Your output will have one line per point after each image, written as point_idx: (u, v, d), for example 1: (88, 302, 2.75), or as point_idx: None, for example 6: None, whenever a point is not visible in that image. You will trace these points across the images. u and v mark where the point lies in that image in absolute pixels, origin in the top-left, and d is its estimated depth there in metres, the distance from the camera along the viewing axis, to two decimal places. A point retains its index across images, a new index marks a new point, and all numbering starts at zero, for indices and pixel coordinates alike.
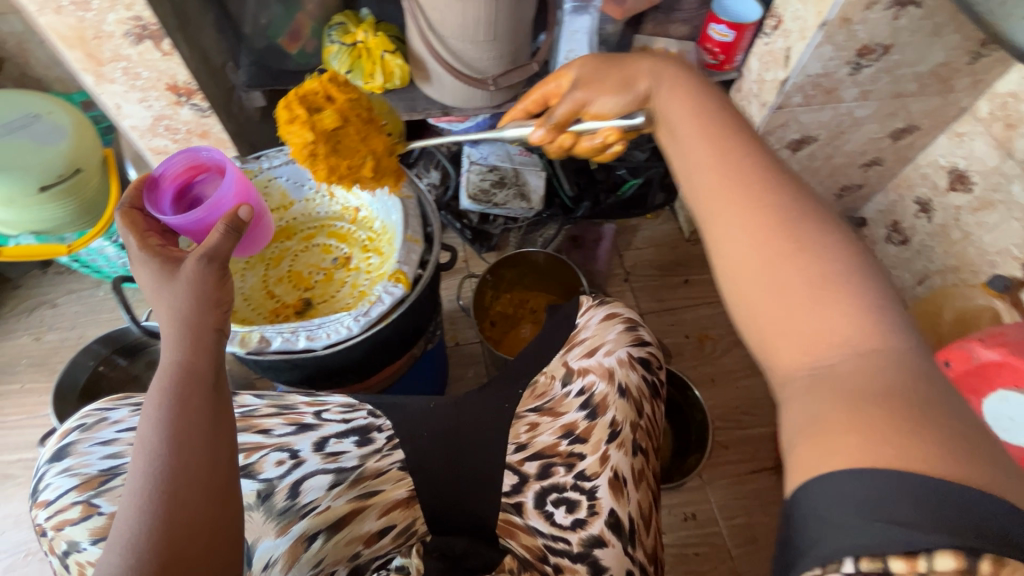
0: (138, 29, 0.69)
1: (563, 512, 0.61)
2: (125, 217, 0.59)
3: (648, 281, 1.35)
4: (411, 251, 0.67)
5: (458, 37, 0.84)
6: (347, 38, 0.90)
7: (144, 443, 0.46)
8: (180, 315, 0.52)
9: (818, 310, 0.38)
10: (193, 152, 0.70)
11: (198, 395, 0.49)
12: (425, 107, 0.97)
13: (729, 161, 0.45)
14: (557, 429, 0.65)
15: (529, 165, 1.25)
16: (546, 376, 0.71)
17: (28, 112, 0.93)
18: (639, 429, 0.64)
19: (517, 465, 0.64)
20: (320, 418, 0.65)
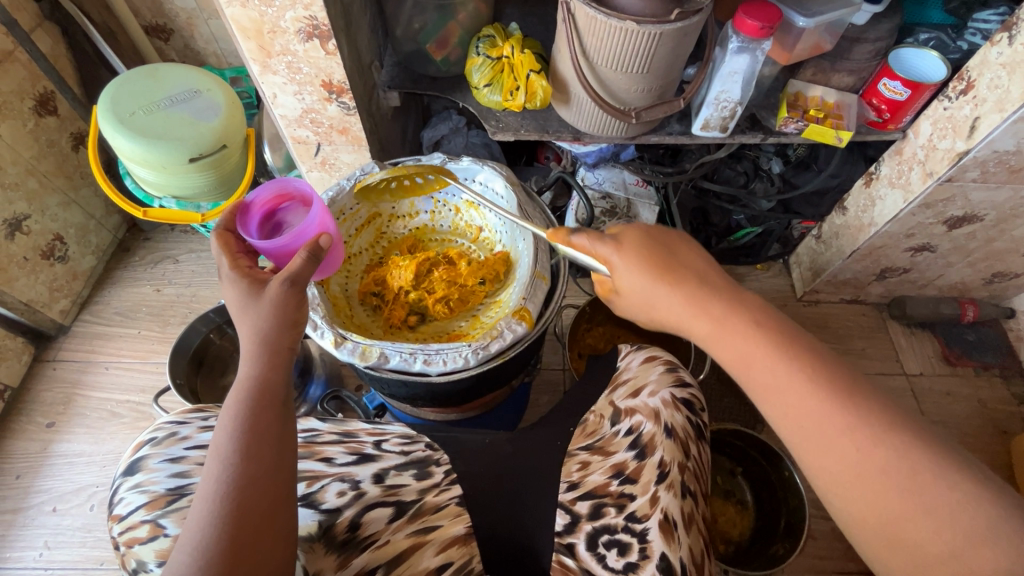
0: (310, 28, 0.71)
1: (614, 555, 0.49)
2: (220, 238, 0.61)
3: None
4: (537, 288, 0.66)
5: (610, 66, 0.81)
6: (496, 52, 0.90)
7: (215, 464, 0.46)
8: (262, 332, 0.53)
9: (928, 518, 0.42)
10: (283, 182, 0.72)
11: (271, 414, 0.50)
12: (556, 130, 0.95)
13: (814, 412, 0.47)
14: (607, 469, 0.54)
15: (642, 198, 1.21)
16: (595, 415, 0.60)
17: (190, 87, 1.00)
18: (688, 472, 0.53)
19: (569, 504, 0.52)
20: (380, 449, 0.58)
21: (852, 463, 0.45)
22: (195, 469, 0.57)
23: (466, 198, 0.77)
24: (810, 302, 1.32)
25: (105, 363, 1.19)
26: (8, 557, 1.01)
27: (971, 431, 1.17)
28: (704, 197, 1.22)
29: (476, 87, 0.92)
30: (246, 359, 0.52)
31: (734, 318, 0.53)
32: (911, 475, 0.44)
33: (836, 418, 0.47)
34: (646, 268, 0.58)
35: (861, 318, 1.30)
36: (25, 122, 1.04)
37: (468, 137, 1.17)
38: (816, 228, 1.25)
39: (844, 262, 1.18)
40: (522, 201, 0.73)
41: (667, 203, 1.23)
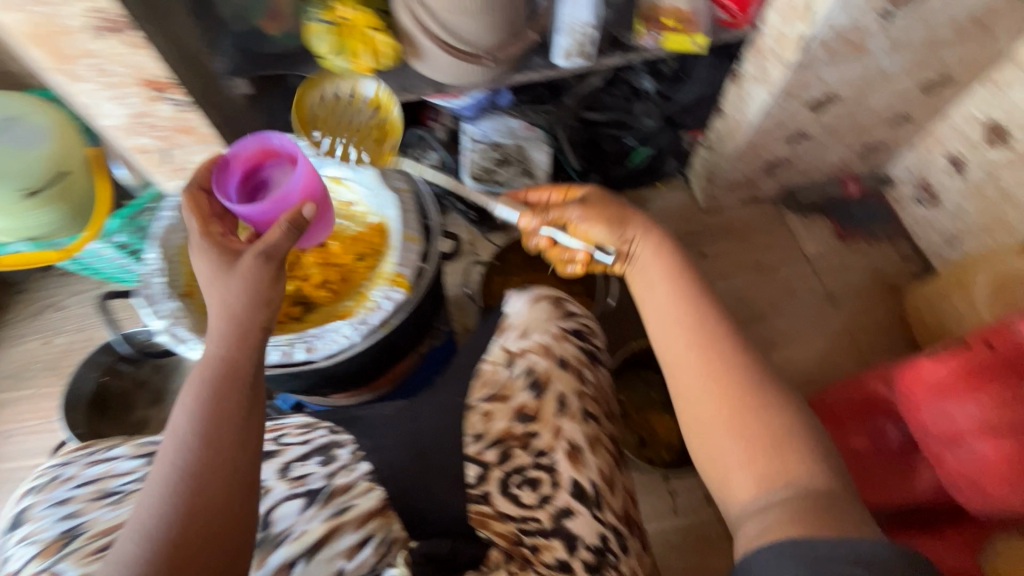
0: (103, 23, 0.64)
1: (528, 492, 0.50)
2: (191, 199, 0.61)
3: None
4: (410, 250, 0.66)
5: (449, 10, 0.78)
6: (331, 14, 0.83)
7: (181, 435, 0.49)
8: (231, 308, 0.54)
9: (746, 429, 0.58)
10: (266, 137, 0.67)
11: (236, 391, 0.52)
12: (418, 86, 0.92)
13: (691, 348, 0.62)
14: (510, 413, 0.52)
15: (532, 140, 1.19)
16: (491, 363, 0.55)
17: (5, 114, 0.89)
18: (586, 397, 0.54)
19: (477, 455, 0.52)
20: (280, 444, 0.56)
21: (719, 401, 0.60)
22: (86, 505, 0.55)
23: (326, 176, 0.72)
24: (713, 209, 1.37)
25: (7, 432, 1.10)
26: None
27: (868, 297, 1.28)
28: (591, 128, 1.21)
29: (323, 56, 0.86)
30: (217, 341, 0.54)
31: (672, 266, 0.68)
32: (757, 420, 0.58)
33: (705, 357, 0.62)
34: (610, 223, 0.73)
35: (760, 215, 1.36)
36: None
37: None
38: (703, 137, 1.28)
39: (732, 165, 1.22)
40: (383, 165, 0.71)
41: (557, 141, 1.21)
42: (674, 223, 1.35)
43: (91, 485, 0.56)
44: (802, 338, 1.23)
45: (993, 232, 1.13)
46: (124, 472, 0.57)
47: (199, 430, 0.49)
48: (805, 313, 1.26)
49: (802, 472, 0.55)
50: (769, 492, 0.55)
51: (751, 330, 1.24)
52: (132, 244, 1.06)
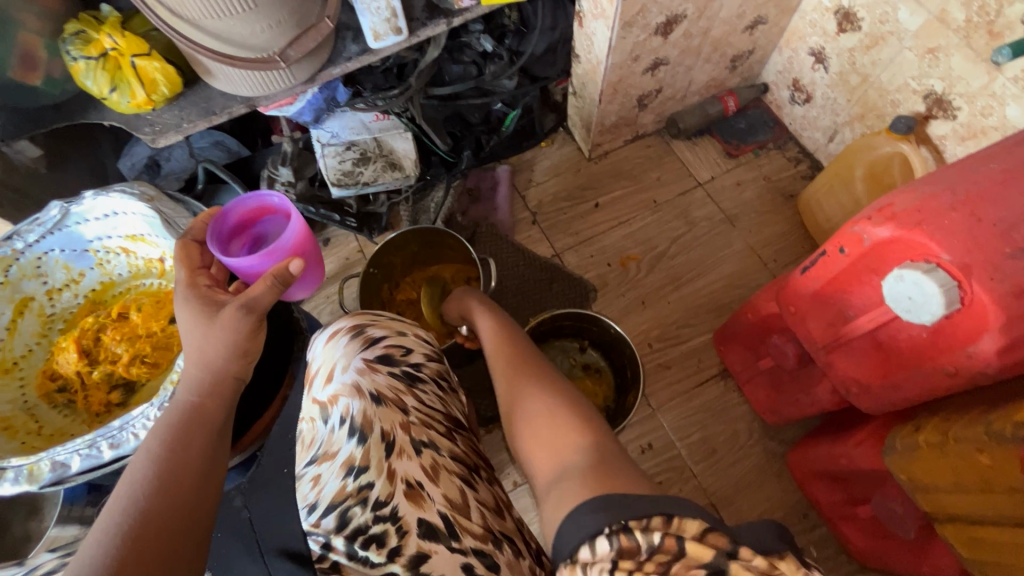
0: None
1: (375, 552, 0.47)
2: (182, 249, 0.62)
3: (559, 213, 1.27)
4: None
5: (208, 18, 0.67)
6: (97, 47, 0.72)
7: (132, 485, 0.44)
8: (209, 358, 0.54)
9: (551, 422, 0.50)
10: (264, 195, 0.74)
11: (204, 445, 0.49)
12: (224, 106, 0.83)
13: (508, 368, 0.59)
14: (338, 470, 0.50)
15: (390, 130, 1.12)
16: (308, 422, 0.55)
17: None
18: (413, 425, 0.52)
19: (312, 528, 0.49)
20: None
21: (529, 401, 0.53)
22: None
23: (123, 236, 0.72)
24: (599, 156, 1.32)
25: None
26: None
27: (764, 208, 1.27)
28: (450, 103, 1.12)
29: (100, 97, 0.75)
30: (187, 388, 0.53)
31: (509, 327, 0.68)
32: (556, 409, 0.51)
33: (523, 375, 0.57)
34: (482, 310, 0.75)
35: (648, 151, 1.32)
36: None
37: (188, 143, 1.03)
38: (570, 85, 1.22)
39: (601, 109, 1.16)
40: (171, 215, 0.69)
41: (416, 123, 1.13)
42: (565, 180, 1.29)
43: None
44: (711, 266, 1.21)
45: (864, 120, 1.12)
46: None
47: (154, 470, 0.46)
48: (707, 240, 1.24)
49: (611, 456, 0.45)
50: (568, 472, 0.44)
51: (660, 270, 1.21)
52: None
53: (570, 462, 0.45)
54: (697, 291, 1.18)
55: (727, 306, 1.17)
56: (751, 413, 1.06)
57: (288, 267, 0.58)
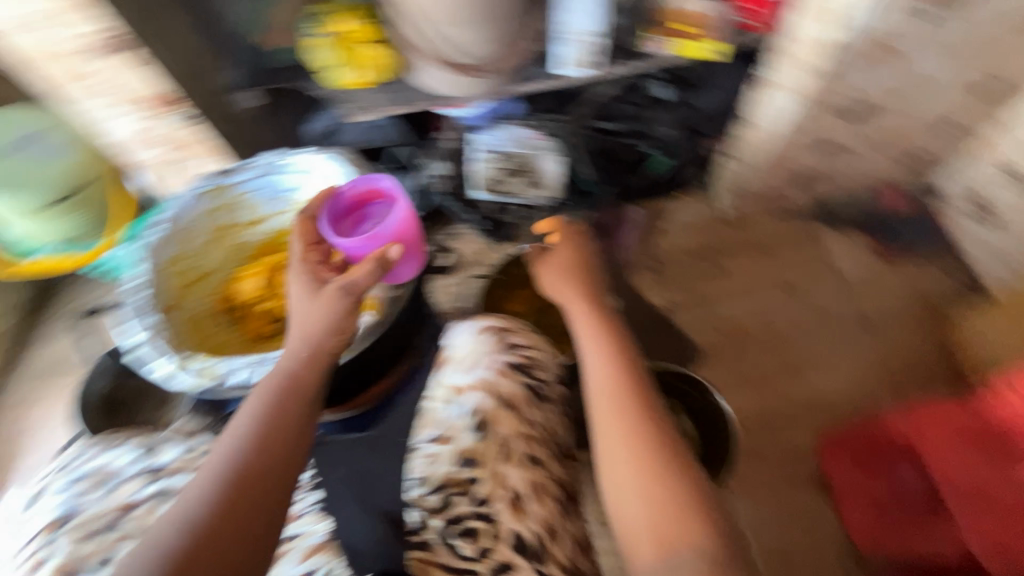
0: (114, 40, 0.71)
1: (466, 543, 0.50)
2: (302, 228, 0.66)
3: (679, 267, 1.25)
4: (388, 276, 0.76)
5: (445, 22, 0.77)
6: (331, 28, 0.83)
7: (235, 448, 0.51)
8: (311, 328, 0.58)
9: (663, 497, 0.54)
10: (375, 179, 0.75)
11: (294, 419, 0.54)
12: (415, 98, 0.90)
13: (613, 403, 0.60)
14: (452, 456, 0.53)
15: (544, 150, 1.15)
16: (430, 401, 0.58)
17: (34, 127, 0.95)
18: (533, 439, 0.54)
19: (415, 502, 0.52)
20: None
21: (637, 461, 0.56)
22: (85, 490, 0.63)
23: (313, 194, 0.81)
24: (737, 221, 1.29)
25: (37, 423, 1.16)
26: None
27: (907, 321, 1.16)
28: (604, 137, 1.17)
29: (313, 71, 0.86)
30: (292, 355, 0.58)
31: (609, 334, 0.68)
32: (671, 485, 0.54)
33: (629, 421, 0.59)
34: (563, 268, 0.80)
35: (789, 229, 1.27)
36: None
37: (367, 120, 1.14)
38: (725, 147, 1.18)
39: (766, 175, 1.16)
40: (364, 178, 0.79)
41: (570, 149, 1.17)
42: (694, 236, 1.28)
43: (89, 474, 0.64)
44: (830, 364, 1.14)
45: None
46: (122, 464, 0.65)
47: (250, 435, 0.52)
48: (833, 336, 1.16)
49: (717, 553, 0.50)
50: (677, 563, 0.50)
51: (772, 352, 1.15)
52: None
53: (678, 551, 0.51)
54: (808, 385, 1.11)
55: (837, 410, 1.09)
56: (839, 532, 0.97)
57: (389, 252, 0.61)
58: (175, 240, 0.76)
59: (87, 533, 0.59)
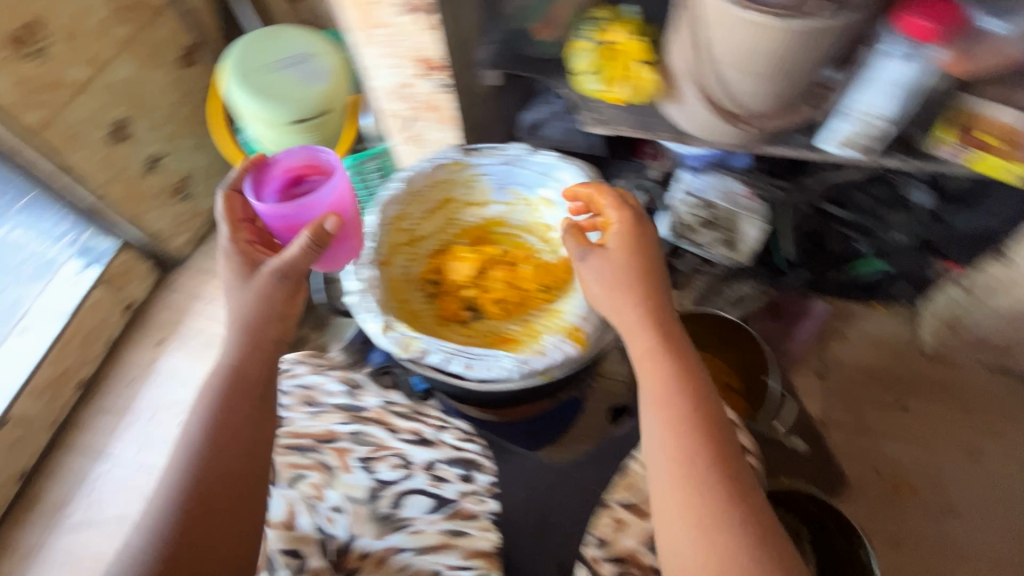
0: (414, 2, 0.69)
1: None
2: (225, 200, 0.70)
3: (851, 385, 1.11)
4: (597, 309, 0.64)
5: (731, 67, 0.71)
6: (603, 38, 0.81)
7: (191, 445, 0.59)
8: (244, 320, 0.64)
9: None
10: (314, 151, 0.77)
11: (242, 411, 0.61)
12: (657, 128, 0.86)
13: (677, 463, 0.56)
14: (640, 533, 0.64)
15: (750, 214, 1.08)
16: (636, 464, 0.68)
17: (303, 51, 1.03)
18: None
19: (591, 559, 0.64)
20: (438, 437, 0.71)
21: (700, 544, 0.53)
22: (295, 405, 0.71)
23: (543, 194, 0.73)
24: (936, 358, 1.12)
25: (209, 297, 1.31)
26: (114, 445, 1.14)
27: None
28: (822, 220, 1.07)
29: (575, 72, 0.84)
30: (229, 351, 0.64)
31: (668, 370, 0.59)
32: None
33: (690, 488, 0.55)
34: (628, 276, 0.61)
35: (999, 389, 1.09)
36: (168, 72, 1.20)
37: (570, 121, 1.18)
38: (962, 274, 1.03)
39: (994, 320, 1.01)
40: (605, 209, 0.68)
41: (779, 221, 1.09)
42: (878, 356, 1.14)
43: (303, 388, 0.72)
44: (1001, 564, 0.96)
45: None
46: (329, 392, 0.72)
47: (203, 434, 0.60)
48: (1015, 534, 0.98)
49: None
50: None
51: (932, 521, 1.00)
52: None
53: None
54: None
55: None
56: None
57: (321, 227, 0.64)
58: (409, 203, 0.72)
59: (294, 446, 0.68)
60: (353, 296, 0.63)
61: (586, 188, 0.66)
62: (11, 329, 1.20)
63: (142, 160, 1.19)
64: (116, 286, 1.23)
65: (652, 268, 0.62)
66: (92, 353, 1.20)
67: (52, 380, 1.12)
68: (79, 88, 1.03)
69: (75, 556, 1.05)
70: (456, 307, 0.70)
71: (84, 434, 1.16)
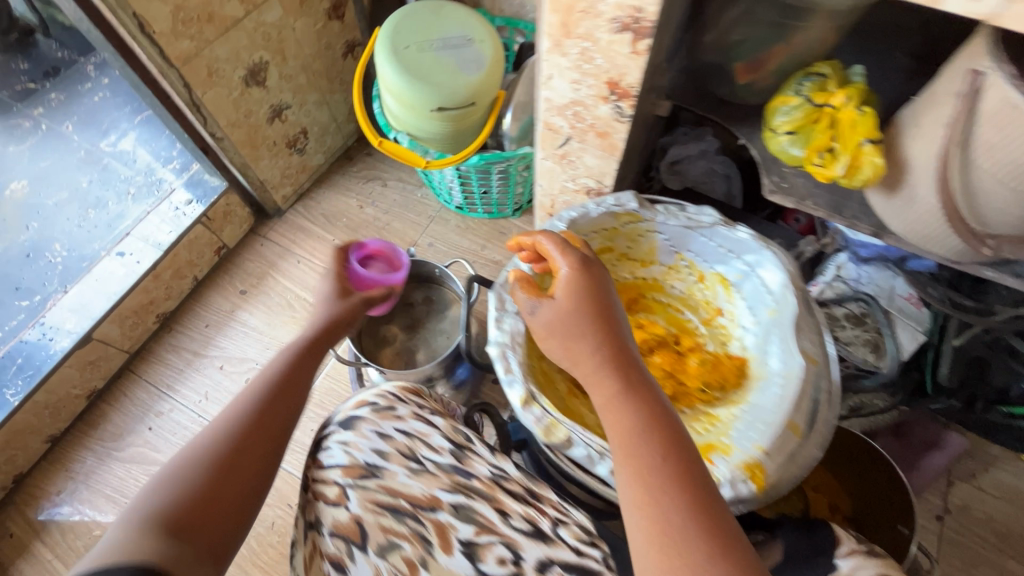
0: (629, 20, 0.59)
1: None
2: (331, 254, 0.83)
3: (975, 543, 0.96)
4: (786, 444, 0.50)
5: (992, 177, 0.57)
6: (819, 102, 0.70)
7: (249, 388, 0.57)
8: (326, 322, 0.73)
9: None
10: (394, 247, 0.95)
11: (299, 372, 0.61)
12: (854, 215, 0.74)
13: (654, 532, 0.42)
14: None
15: (910, 319, 0.94)
16: None
17: (464, 34, 0.95)
18: None
19: None
20: (555, 531, 0.54)
21: None
22: (396, 456, 0.55)
23: (721, 273, 0.63)
24: None
25: (299, 257, 1.27)
26: (178, 390, 1.13)
27: None
28: (999, 351, 0.91)
29: (774, 130, 0.74)
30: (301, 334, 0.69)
31: (628, 411, 0.47)
32: None
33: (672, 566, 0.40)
34: (585, 310, 0.52)
35: None
36: (313, 22, 1.14)
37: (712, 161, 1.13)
38: None
39: None
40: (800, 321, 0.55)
41: (941, 337, 0.93)
42: (1014, 517, 0.98)
43: (406, 439, 0.57)
44: None
45: None
46: (434, 447, 0.57)
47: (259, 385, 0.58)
48: None
49: None
50: None
51: None
52: (470, 177, 1.14)
53: None
54: None
55: None
56: None
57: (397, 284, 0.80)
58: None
59: (381, 506, 0.53)
60: (497, 347, 0.57)
61: (530, 237, 0.60)
62: (110, 245, 1.20)
63: (268, 107, 1.15)
64: (215, 227, 1.21)
65: (603, 299, 0.53)
66: (178, 289, 1.19)
67: (138, 308, 1.12)
68: (228, 24, 0.99)
69: (122, 489, 1.04)
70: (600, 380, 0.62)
71: (156, 368, 1.15)
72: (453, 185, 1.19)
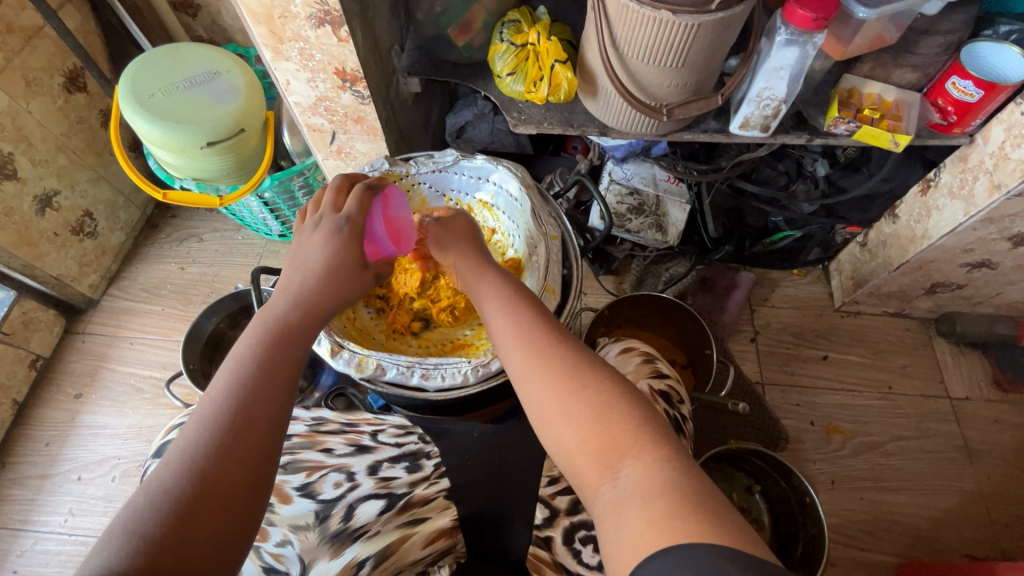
0: (321, 14, 0.68)
1: (590, 551, 0.60)
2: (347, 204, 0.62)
3: (779, 346, 1.20)
4: (548, 302, 0.70)
5: (641, 58, 0.74)
6: (518, 40, 0.84)
7: (231, 382, 0.48)
8: (309, 281, 0.57)
9: (605, 419, 0.48)
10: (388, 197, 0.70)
11: (292, 353, 0.53)
12: (582, 123, 0.89)
13: (534, 339, 0.54)
14: None
15: (674, 196, 1.14)
16: None
17: (210, 68, 0.98)
18: None
19: (549, 498, 0.62)
20: (376, 441, 0.63)
21: (584, 402, 0.49)
22: None
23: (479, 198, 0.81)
24: (848, 312, 1.23)
25: (129, 338, 1.20)
26: (35, 521, 1.03)
27: (1018, 464, 1.09)
28: (740, 197, 1.15)
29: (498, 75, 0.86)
30: (281, 299, 0.56)
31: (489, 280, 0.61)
32: (615, 413, 0.48)
33: (547, 345, 0.53)
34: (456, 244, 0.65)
35: (903, 333, 1.21)
36: (52, 100, 1.08)
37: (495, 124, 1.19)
38: (861, 235, 1.15)
39: (889, 276, 1.09)
40: (536, 205, 0.76)
41: (699, 202, 1.15)
42: (802, 316, 1.23)
43: None
44: (922, 490, 1.07)
45: None
46: None
47: (247, 364, 0.50)
48: (932, 459, 1.10)
49: (676, 481, 0.42)
50: (619, 483, 0.44)
51: (862, 459, 1.10)
52: (276, 203, 1.15)
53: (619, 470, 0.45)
54: (896, 504, 1.06)
55: (921, 541, 1.03)
56: None
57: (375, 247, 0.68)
58: None
59: None
60: None
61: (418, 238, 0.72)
62: None
63: (31, 199, 1.07)
64: (18, 341, 1.11)
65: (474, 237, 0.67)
66: None
67: None
68: None
69: None
70: (407, 317, 0.78)
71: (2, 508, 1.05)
72: (267, 219, 1.19)
